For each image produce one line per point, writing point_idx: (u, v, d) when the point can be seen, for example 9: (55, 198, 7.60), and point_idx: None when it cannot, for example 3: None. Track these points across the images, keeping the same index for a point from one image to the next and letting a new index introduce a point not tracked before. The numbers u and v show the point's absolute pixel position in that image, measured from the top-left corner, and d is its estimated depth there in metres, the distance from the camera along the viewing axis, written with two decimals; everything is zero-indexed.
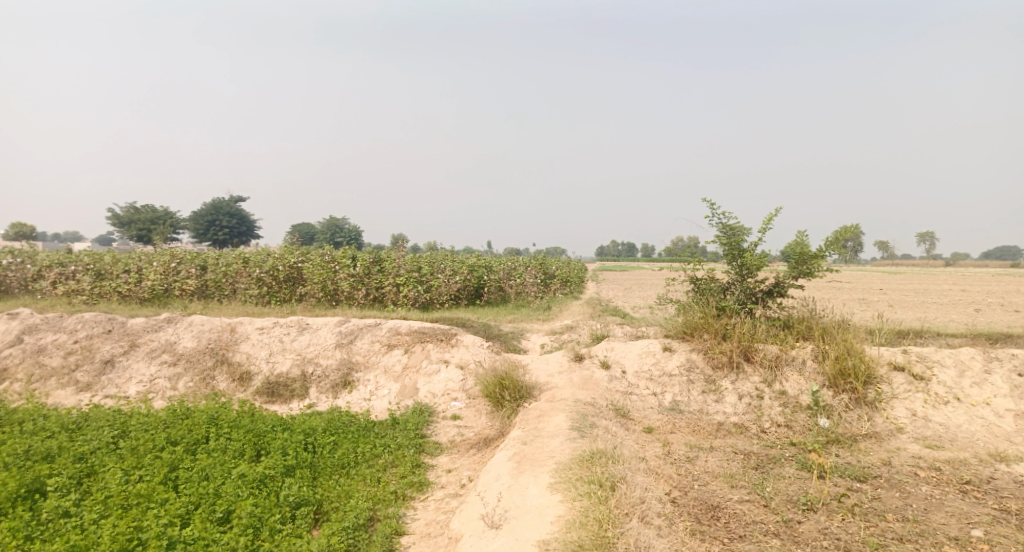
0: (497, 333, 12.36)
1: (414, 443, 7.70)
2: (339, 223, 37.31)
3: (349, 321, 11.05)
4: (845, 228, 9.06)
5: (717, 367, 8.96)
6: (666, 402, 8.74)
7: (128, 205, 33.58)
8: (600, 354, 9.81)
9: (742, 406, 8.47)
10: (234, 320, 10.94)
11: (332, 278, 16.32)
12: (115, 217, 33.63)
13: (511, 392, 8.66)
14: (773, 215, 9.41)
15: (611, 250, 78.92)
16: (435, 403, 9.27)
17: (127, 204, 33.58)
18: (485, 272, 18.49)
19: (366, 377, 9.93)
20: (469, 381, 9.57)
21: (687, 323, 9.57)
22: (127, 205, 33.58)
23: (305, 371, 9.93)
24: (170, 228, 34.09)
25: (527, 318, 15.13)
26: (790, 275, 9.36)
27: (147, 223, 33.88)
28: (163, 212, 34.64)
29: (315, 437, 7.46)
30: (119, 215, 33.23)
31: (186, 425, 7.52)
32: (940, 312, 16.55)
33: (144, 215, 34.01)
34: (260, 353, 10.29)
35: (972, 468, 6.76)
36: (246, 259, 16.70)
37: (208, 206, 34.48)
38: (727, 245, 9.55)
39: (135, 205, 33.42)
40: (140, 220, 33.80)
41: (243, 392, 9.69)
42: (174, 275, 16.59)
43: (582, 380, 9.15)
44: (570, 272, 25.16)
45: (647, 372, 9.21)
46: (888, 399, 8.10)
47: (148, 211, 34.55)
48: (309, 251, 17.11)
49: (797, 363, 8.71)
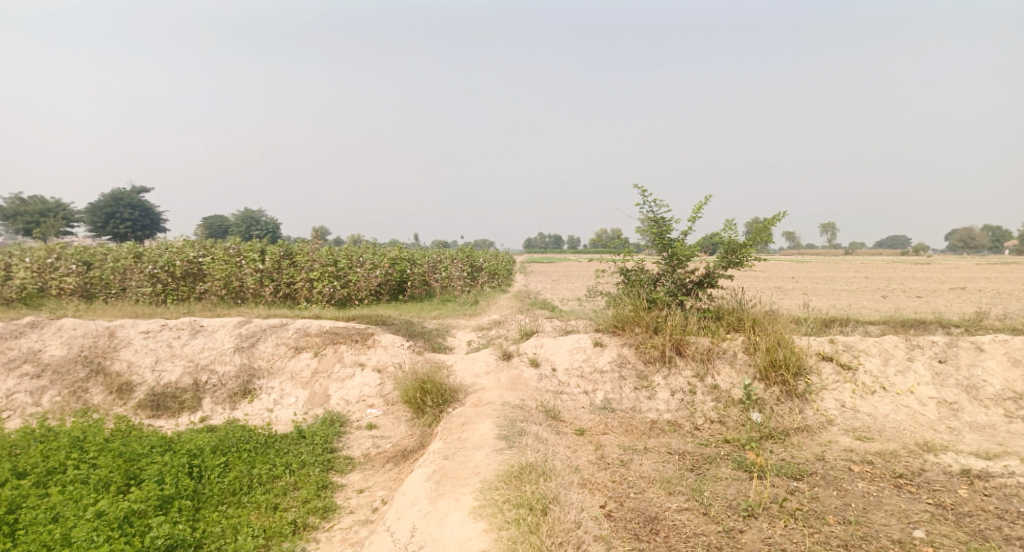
0: (419, 330, 11.55)
1: (321, 460, 6.83)
2: (255, 215, 35.17)
3: (251, 321, 9.93)
4: (774, 216, 8.80)
5: (649, 362, 8.57)
6: (597, 400, 8.26)
7: (13, 196, 30.16)
8: (528, 351, 9.22)
9: (675, 403, 8.12)
10: (115, 323, 9.57)
11: (237, 273, 14.93)
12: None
13: (433, 396, 7.93)
14: (703, 203, 9.11)
15: (539, 242, 79.16)
16: (348, 412, 8.39)
17: (12, 195, 30.15)
18: (409, 266, 17.58)
19: (270, 385, 8.90)
20: (386, 385, 8.75)
21: (618, 316, 9.13)
22: (12, 196, 30.15)
23: (197, 380, 8.79)
24: (63, 221, 30.79)
25: (453, 313, 14.39)
26: (720, 266, 9.07)
27: (35, 216, 30.43)
28: (54, 203, 31.23)
29: (202, 458, 6.43)
30: (1, 207, 29.65)
31: (38, 450, 6.27)
32: (851, 299, 17.17)
33: (31, 207, 30.56)
34: (144, 362, 9.02)
35: (903, 460, 6.65)
36: (138, 254, 15.03)
37: (106, 197, 31.38)
38: (657, 234, 9.18)
39: (20, 196, 29.95)
40: (26, 212, 30.32)
41: (123, 407, 8.43)
42: (50, 272, 14.68)
43: (509, 380, 8.54)
44: (499, 265, 24.61)
45: (577, 369, 8.70)
46: (818, 391, 7.95)
47: (36, 202, 31.08)
48: (212, 244, 15.61)
49: (728, 356, 8.45)
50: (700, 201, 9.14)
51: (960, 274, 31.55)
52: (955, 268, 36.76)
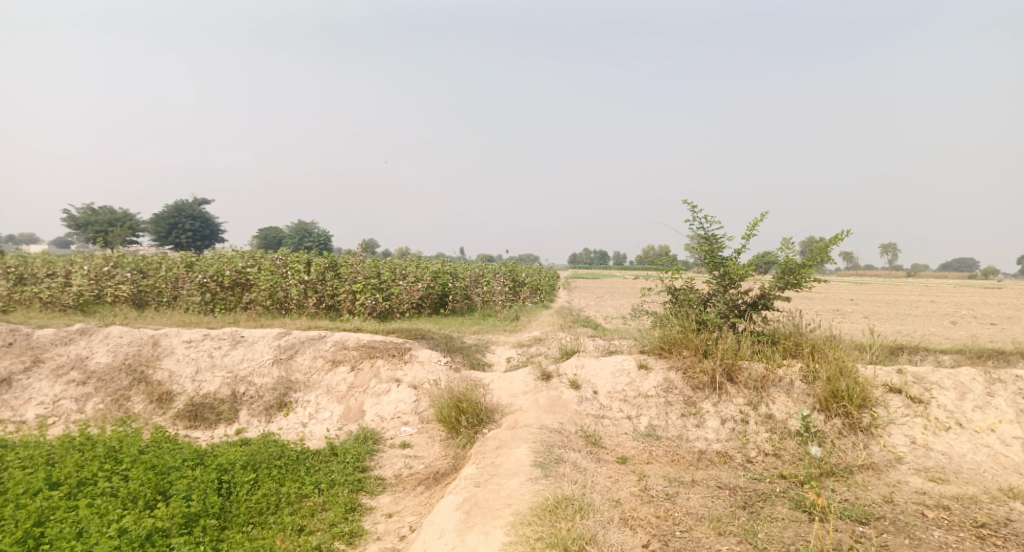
0: (459, 345, 11.31)
1: (351, 480, 6.62)
2: (307, 228, 35.98)
3: (291, 333, 9.90)
4: (836, 235, 8.20)
5: (698, 388, 8.07)
6: (641, 427, 7.81)
7: (85, 207, 31.77)
8: (569, 372, 8.84)
9: (725, 433, 7.60)
10: (159, 332, 9.70)
11: (282, 284, 15.07)
12: (68, 218, 31.53)
13: (468, 416, 7.66)
14: (758, 220, 8.62)
15: (583, 257, 78.43)
16: (382, 428, 8.19)
17: (84, 206, 31.75)
18: (451, 279, 17.45)
19: (306, 399, 8.80)
20: (422, 402, 8.52)
21: (664, 338, 8.67)
22: (84, 207, 31.76)
23: (235, 391, 8.77)
24: (128, 231, 32.17)
25: (493, 328, 14.12)
26: (775, 287, 8.52)
27: (103, 225, 31.88)
28: (121, 214, 32.68)
29: (231, 475, 6.31)
30: (73, 217, 31.17)
31: (73, 459, 6.27)
32: (918, 324, 16.08)
33: (100, 216, 32.06)
34: (185, 371, 9.07)
35: (985, 507, 5.96)
36: (190, 264, 15.38)
37: (169, 208, 32.64)
38: (708, 252, 8.73)
39: (91, 206, 31.45)
40: (96, 222, 31.81)
41: (162, 416, 8.47)
42: (107, 280, 15.17)
43: (548, 401, 8.18)
44: (542, 280, 24.29)
45: (620, 393, 8.27)
46: (885, 425, 7.29)
47: (105, 212, 32.61)
48: (259, 255, 15.86)
49: (784, 384, 7.88)
50: (756, 218, 8.64)
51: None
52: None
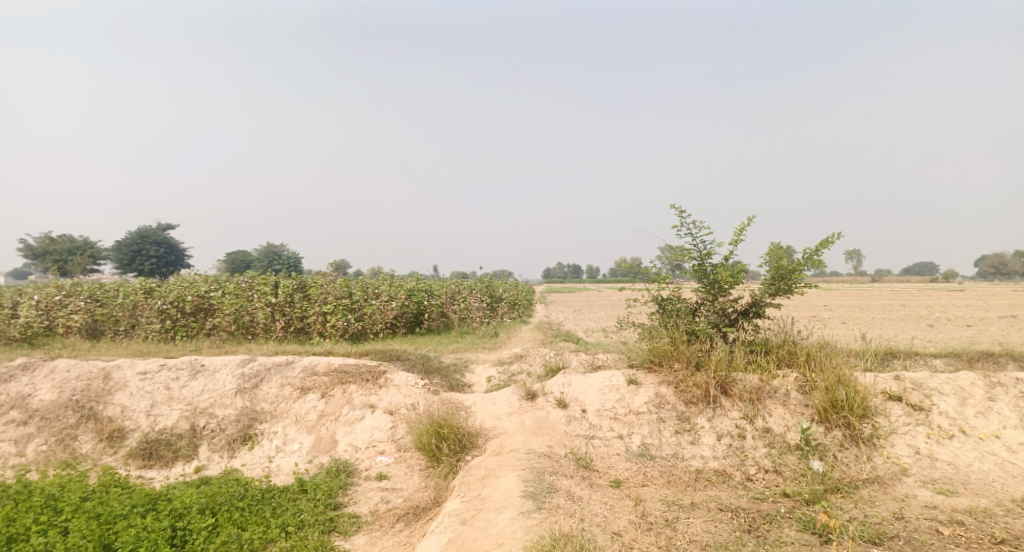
0: (437, 366, 10.75)
1: (322, 519, 6.01)
2: (277, 250, 35.09)
3: (256, 359, 9.24)
4: (825, 238, 7.95)
5: (691, 402, 7.66)
6: (633, 446, 7.36)
7: (43, 235, 30.41)
8: (555, 390, 8.35)
9: (722, 449, 7.18)
10: (111, 364, 8.96)
11: (248, 308, 14.33)
12: (26, 247, 30.16)
13: (449, 443, 7.12)
14: (746, 225, 8.33)
15: (557, 271, 78.37)
16: (356, 460, 7.58)
17: (41, 234, 30.40)
18: (426, 297, 16.89)
19: (272, 430, 8.14)
20: (399, 429, 7.95)
21: (654, 351, 8.26)
22: (42, 235, 30.41)
23: (195, 425, 8.09)
24: (89, 259, 30.88)
25: (472, 346, 13.59)
26: (766, 293, 8.21)
27: (64, 253, 30.56)
28: (81, 241, 31.34)
29: (187, 520, 5.65)
30: (31, 245, 29.81)
31: (4, 512, 5.56)
32: (898, 328, 16.00)
33: (60, 245, 30.74)
34: (139, 405, 8.35)
35: (1001, 520, 5.63)
36: (149, 290, 14.57)
37: (132, 234, 31.43)
38: (696, 259, 8.40)
39: (50, 234, 30.09)
40: (55, 251, 30.46)
41: (113, 456, 7.74)
42: (58, 309, 14.27)
43: (534, 423, 7.68)
44: (520, 296, 23.87)
45: (609, 411, 7.81)
46: (887, 435, 6.95)
47: (65, 240, 31.29)
48: (224, 279, 15.10)
49: (780, 395, 7.52)
50: (743, 223, 8.37)
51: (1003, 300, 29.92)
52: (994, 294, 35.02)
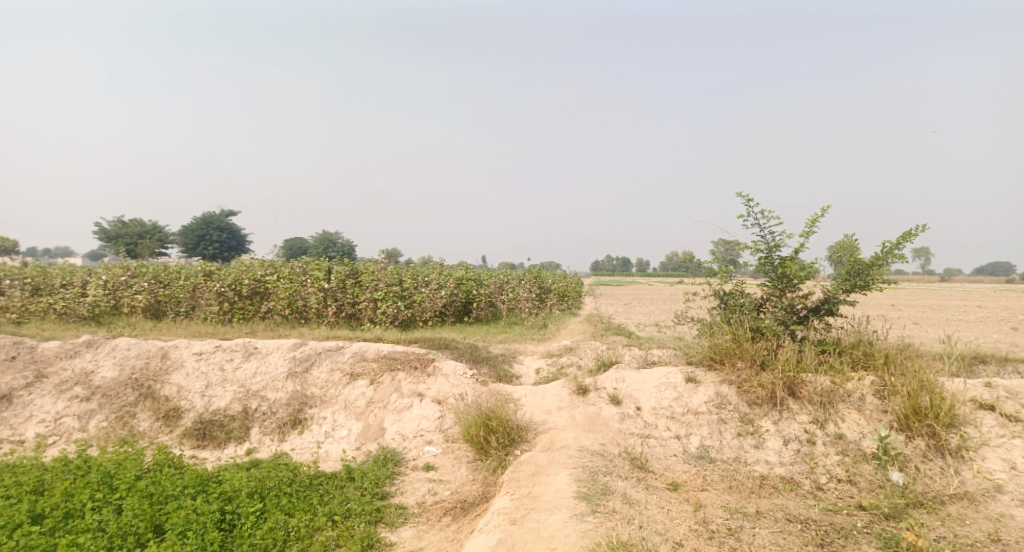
0: (485, 356, 10.56)
1: (368, 509, 5.89)
2: (332, 238, 35.82)
3: (306, 343, 9.24)
4: (908, 230, 7.30)
5: (755, 404, 7.19)
6: (692, 448, 6.96)
7: (116, 219, 31.88)
8: (608, 385, 8.00)
9: (790, 455, 6.71)
10: (168, 344, 9.14)
11: (301, 293, 14.50)
12: (101, 231, 31.65)
13: (498, 436, 6.90)
14: (819, 216, 7.75)
15: (606, 264, 77.41)
16: (404, 449, 7.46)
17: (115, 218, 31.89)
18: (475, 286, 16.76)
19: (322, 415, 8.12)
20: (447, 419, 7.79)
21: (715, 348, 7.80)
22: (115, 219, 31.90)
23: (247, 407, 8.15)
24: (157, 243, 32.22)
25: (520, 337, 13.35)
26: (840, 289, 7.62)
27: (135, 237, 31.92)
28: (151, 226, 32.70)
29: (236, 504, 5.63)
30: (105, 229, 31.24)
31: (62, 488, 5.66)
32: (978, 330, 14.86)
33: (131, 229, 32.12)
34: (194, 386, 8.48)
35: None
36: (208, 273, 14.94)
37: (198, 220, 32.62)
38: (763, 251, 7.86)
39: (122, 219, 31.45)
40: (127, 235, 31.87)
41: (169, 435, 7.87)
42: (123, 290, 14.79)
43: (586, 419, 7.37)
44: (569, 288, 23.49)
45: (666, 409, 7.42)
46: (977, 447, 6.31)
47: (135, 225, 32.67)
48: (278, 263, 15.34)
49: (854, 400, 6.97)
50: (815, 213, 7.79)
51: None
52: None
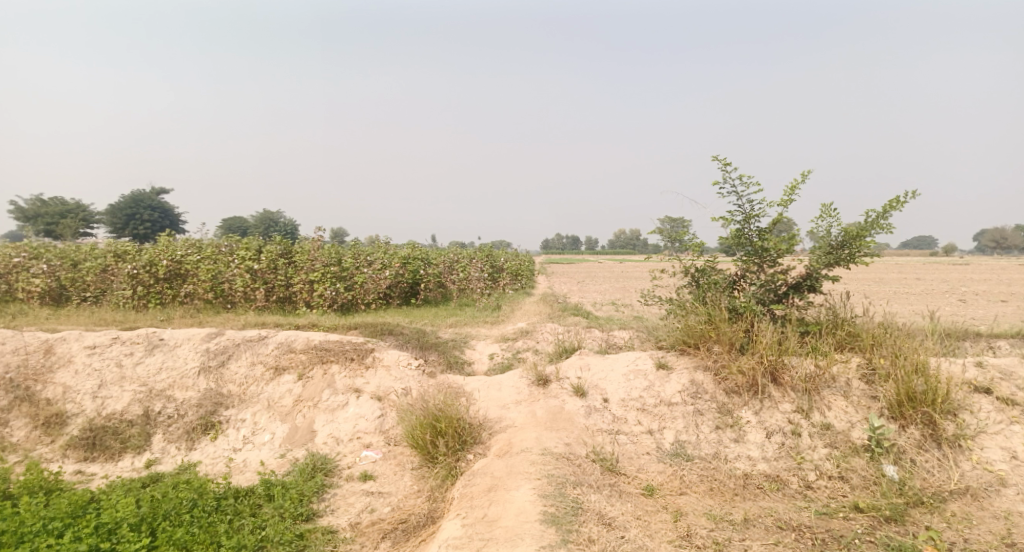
0: (433, 342, 9.52)
1: (287, 537, 4.89)
2: (274, 217, 33.77)
3: (223, 332, 7.97)
4: (896, 198, 6.59)
5: (734, 392, 6.45)
6: (666, 444, 6.17)
7: (33, 196, 28.86)
8: (571, 375, 7.12)
9: (774, 450, 6.01)
10: (55, 336, 7.71)
11: (226, 275, 13.02)
12: (16, 209, 28.60)
13: (447, 439, 5.95)
14: (799, 182, 6.96)
15: (556, 242, 77.00)
16: (337, 455, 6.42)
17: (32, 196, 28.89)
18: (422, 265, 15.62)
19: (240, 417, 6.95)
20: (388, 418, 6.77)
21: (689, 330, 7.00)
22: (32, 197, 28.90)
23: (149, 411, 6.89)
24: (82, 223, 29.41)
25: (472, 320, 12.37)
26: (823, 263, 6.83)
27: (55, 216, 28.91)
28: (74, 204, 29.76)
29: (116, 543, 4.54)
30: (22, 207, 28.11)
31: None
32: (932, 303, 14.80)
33: (52, 208, 29.05)
34: (83, 386, 7.12)
35: None
36: (120, 253, 13.27)
37: (126, 198, 29.94)
38: (739, 222, 7.03)
39: (41, 196, 28.35)
40: (46, 214, 28.84)
41: (49, 447, 6.56)
42: (18, 273, 12.99)
43: (548, 414, 6.48)
44: (523, 267, 22.64)
45: (636, 400, 6.61)
46: (975, 436, 5.74)
47: (56, 203, 29.52)
48: (202, 242, 13.78)
49: (839, 386, 6.33)
50: (796, 179, 6.99)
51: (1011, 273, 28.82)
52: (999, 269, 33.83)
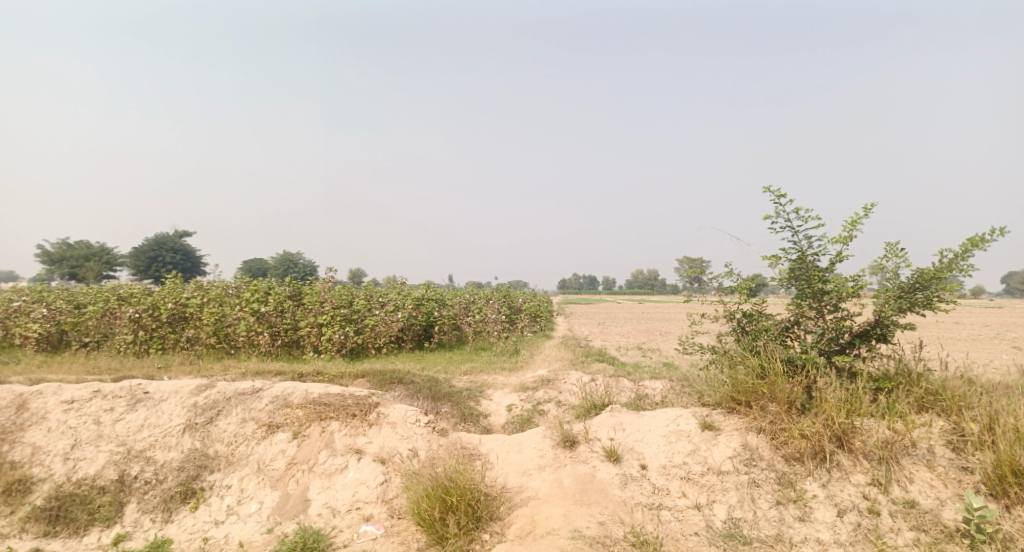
0: (446, 392, 8.65)
1: None
2: (293, 259, 33.49)
3: (216, 384, 7.21)
4: (978, 236, 5.74)
5: (795, 460, 5.50)
6: (718, 521, 5.20)
7: (60, 240, 28.84)
8: (602, 435, 6.21)
9: (848, 531, 5.00)
10: (32, 389, 7.01)
11: (230, 318, 12.36)
12: (43, 252, 28.50)
13: (458, 517, 5.08)
14: (861, 216, 6.16)
15: (573, 282, 76.18)
16: (332, 530, 5.55)
17: (59, 240, 28.87)
18: (437, 307, 14.87)
19: (226, 483, 6.14)
20: (393, 485, 5.91)
21: (738, 385, 6.09)
22: (59, 241, 28.86)
23: (124, 476, 6.11)
24: (105, 266, 29.26)
25: (489, 366, 11.50)
26: (893, 308, 5.94)
27: (80, 259, 28.73)
28: (99, 247, 29.71)
29: None
30: (48, 250, 27.96)
31: None
32: (986, 348, 13.64)
33: (78, 250, 28.94)
34: (55, 446, 6.38)
35: None
36: (123, 296, 12.70)
37: (150, 240, 29.90)
38: (795, 261, 6.22)
39: (66, 239, 28.20)
40: (72, 257, 28.69)
41: (8, 519, 5.79)
42: (18, 318, 12.48)
43: (576, 484, 5.57)
44: (542, 309, 21.79)
45: (679, 468, 5.68)
46: None
47: (82, 246, 29.48)
48: (208, 285, 13.20)
49: (922, 454, 5.36)
50: (856, 214, 6.19)
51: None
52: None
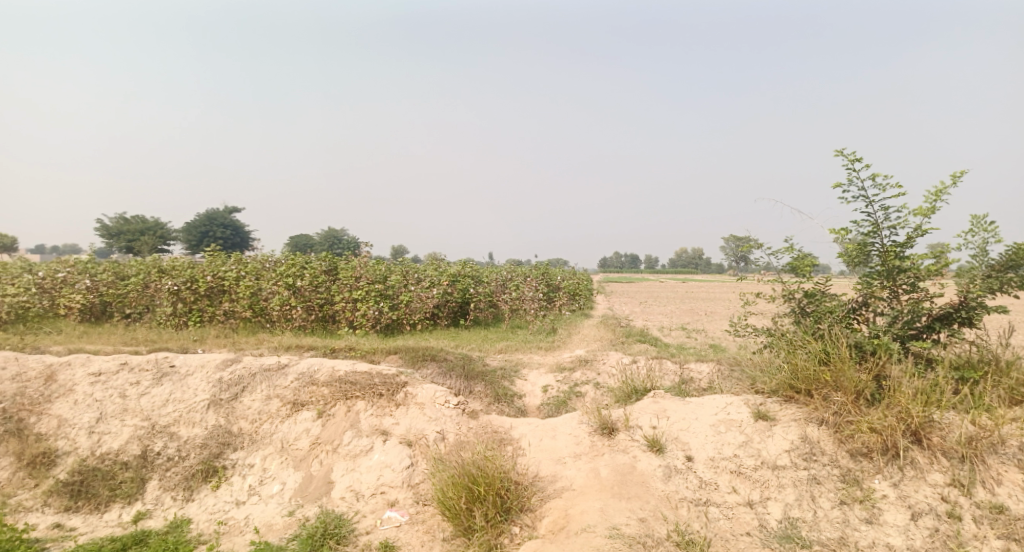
0: (479, 371, 8.28)
1: None
2: (335, 236, 33.69)
3: (242, 359, 7.00)
4: None
5: (862, 456, 4.91)
6: (772, 521, 4.68)
7: (116, 216, 29.56)
8: (643, 423, 5.71)
9: (924, 538, 4.42)
10: (61, 360, 6.94)
11: (264, 291, 12.28)
12: (101, 227, 29.39)
13: (486, 508, 4.71)
14: (947, 185, 5.44)
15: (615, 261, 75.00)
16: (355, 515, 5.27)
17: (115, 215, 29.62)
18: (474, 284, 14.51)
19: (248, 462, 5.93)
20: (419, 470, 5.59)
21: (797, 372, 5.49)
22: (115, 216, 29.58)
23: (146, 452, 5.95)
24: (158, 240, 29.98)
25: (525, 345, 11.08)
26: (982, 289, 5.23)
27: (135, 234, 29.49)
28: (152, 222, 30.47)
29: None
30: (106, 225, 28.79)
31: None
32: None
33: (133, 225, 29.74)
34: (80, 419, 6.28)
35: None
36: (161, 268, 12.74)
37: (200, 216, 30.47)
38: (868, 235, 5.55)
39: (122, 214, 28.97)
40: (128, 232, 29.50)
41: (32, 492, 5.72)
42: (64, 289, 12.68)
43: (615, 476, 5.12)
44: (582, 288, 21.21)
45: (729, 461, 5.16)
46: None
47: (137, 221, 30.27)
48: (245, 258, 13.14)
49: (1012, 453, 4.69)
50: (942, 182, 5.47)
51: None
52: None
